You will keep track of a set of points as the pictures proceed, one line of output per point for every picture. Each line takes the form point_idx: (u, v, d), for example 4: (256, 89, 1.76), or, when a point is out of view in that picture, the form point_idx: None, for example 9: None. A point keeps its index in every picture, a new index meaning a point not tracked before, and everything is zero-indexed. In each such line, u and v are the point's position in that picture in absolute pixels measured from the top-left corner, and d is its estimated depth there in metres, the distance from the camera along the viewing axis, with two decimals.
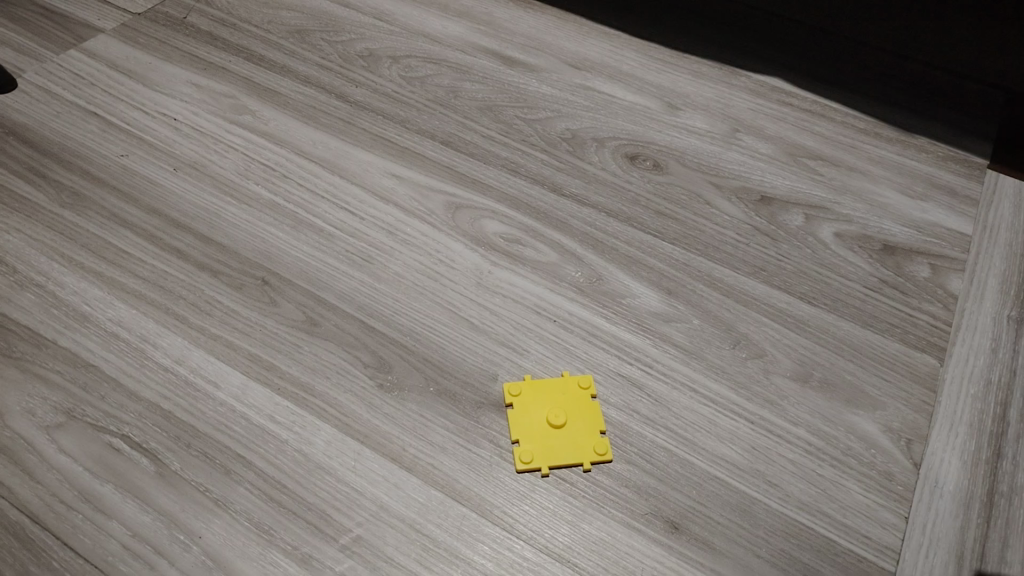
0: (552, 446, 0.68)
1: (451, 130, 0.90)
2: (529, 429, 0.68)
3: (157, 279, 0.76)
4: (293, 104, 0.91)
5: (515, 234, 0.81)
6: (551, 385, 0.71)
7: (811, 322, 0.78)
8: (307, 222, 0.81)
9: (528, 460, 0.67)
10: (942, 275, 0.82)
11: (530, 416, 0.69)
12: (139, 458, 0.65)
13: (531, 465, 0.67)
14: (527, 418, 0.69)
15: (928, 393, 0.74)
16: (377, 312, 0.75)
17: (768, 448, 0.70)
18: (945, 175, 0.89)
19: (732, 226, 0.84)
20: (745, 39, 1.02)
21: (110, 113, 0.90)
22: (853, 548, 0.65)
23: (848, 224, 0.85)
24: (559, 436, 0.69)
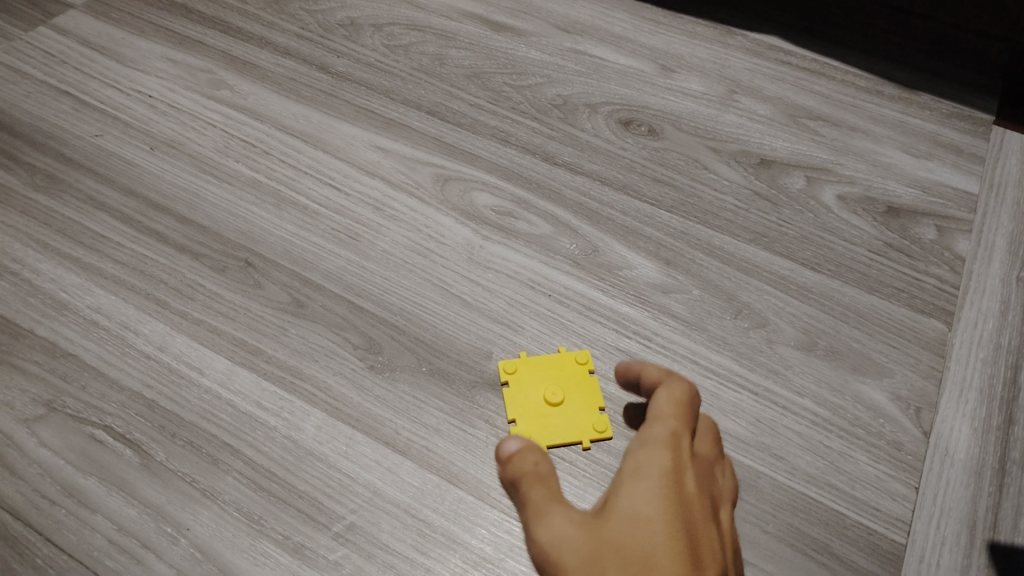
0: (549, 425, 0.66)
1: (437, 99, 0.86)
2: (525, 408, 0.66)
3: (136, 263, 0.74)
4: (273, 77, 0.88)
5: (507, 206, 0.78)
6: (547, 362, 0.69)
7: (815, 289, 0.75)
8: (291, 199, 0.78)
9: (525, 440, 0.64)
10: (948, 237, 0.79)
11: (526, 395, 0.67)
12: (123, 450, 0.63)
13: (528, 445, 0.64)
14: (522, 398, 0.67)
15: (936, 359, 0.72)
16: (366, 290, 0.72)
17: (772, 421, 0.68)
18: (950, 133, 0.86)
19: (732, 192, 0.81)
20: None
21: (83, 91, 0.86)
22: (861, 520, 0.64)
23: (850, 186, 0.82)
24: (557, 414, 0.66)
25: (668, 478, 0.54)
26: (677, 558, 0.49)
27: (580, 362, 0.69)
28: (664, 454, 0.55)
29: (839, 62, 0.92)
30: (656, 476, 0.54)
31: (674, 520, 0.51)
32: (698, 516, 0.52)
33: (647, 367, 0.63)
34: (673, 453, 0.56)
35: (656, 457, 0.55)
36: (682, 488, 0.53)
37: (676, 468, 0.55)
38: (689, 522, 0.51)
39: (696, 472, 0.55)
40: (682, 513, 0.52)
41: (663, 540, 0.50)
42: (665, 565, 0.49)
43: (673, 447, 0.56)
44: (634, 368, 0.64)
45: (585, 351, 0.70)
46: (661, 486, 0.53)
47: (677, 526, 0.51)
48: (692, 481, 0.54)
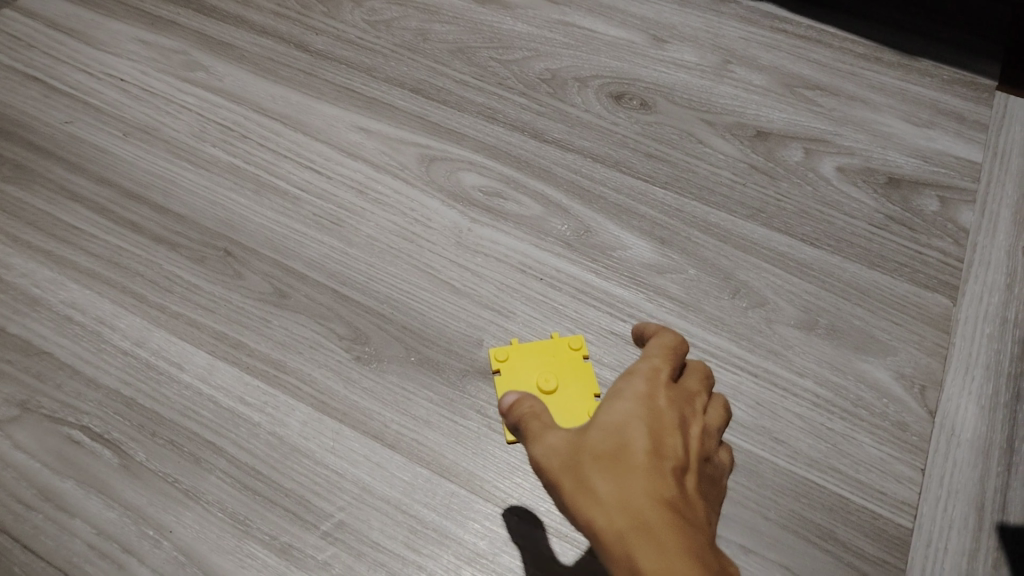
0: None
1: (421, 76, 0.83)
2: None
3: (111, 255, 0.71)
4: (249, 57, 0.84)
5: (495, 187, 0.76)
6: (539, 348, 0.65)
7: (814, 265, 0.73)
8: (271, 184, 0.75)
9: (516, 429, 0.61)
10: (951, 208, 0.76)
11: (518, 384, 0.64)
12: (101, 451, 0.61)
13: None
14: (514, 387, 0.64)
15: (941, 335, 0.70)
16: (351, 278, 0.70)
17: (773, 404, 0.66)
18: (952, 100, 0.83)
19: (727, 166, 0.78)
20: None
21: (51, 76, 0.83)
22: (865, 505, 0.62)
23: (850, 157, 0.79)
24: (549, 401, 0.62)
25: (645, 403, 0.45)
26: (651, 480, 0.41)
27: (573, 347, 0.66)
28: (644, 383, 0.46)
29: (838, 29, 0.88)
30: (633, 397, 0.45)
31: (647, 441, 0.43)
32: (675, 438, 0.44)
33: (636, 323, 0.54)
34: (652, 378, 0.47)
35: (634, 382, 0.46)
36: (659, 412, 0.45)
37: (655, 393, 0.46)
38: (666, 446, 0.43)
39: (681, 397, 0.46)
40: (657, 434, 0.43)
41: (637, 462, 0.42)
42: (638, 486, 0.40)
43: (652, 374, 0.47)
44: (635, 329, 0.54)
45: (579, 338, 0.67)
46: (636, 409, 0.45)
47: (651, 450, 0.42)
48: (675, 402, 0.46)
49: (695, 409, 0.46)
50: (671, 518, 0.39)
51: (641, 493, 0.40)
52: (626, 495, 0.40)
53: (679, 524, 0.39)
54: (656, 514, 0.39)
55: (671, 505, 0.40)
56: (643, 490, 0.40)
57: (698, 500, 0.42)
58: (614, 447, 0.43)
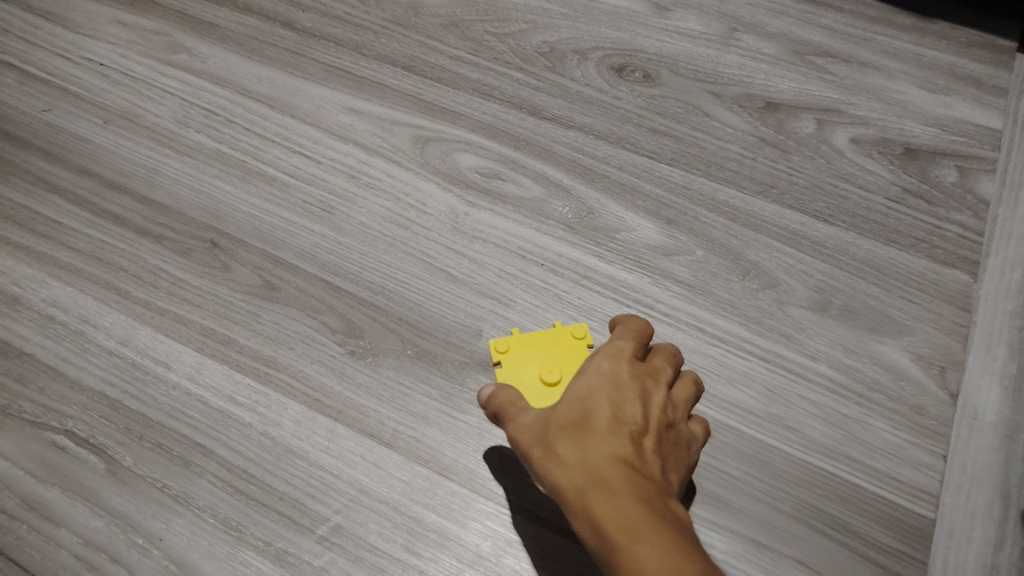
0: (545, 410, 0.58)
1: (412, 53, 0.78)
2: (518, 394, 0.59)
3: (93, 250, 0.68)
4: (233, 37, 0.79)
5: (492, 168, 0.72)
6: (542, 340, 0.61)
7: (828, 243, 0.69)
8: (258, 170, 0.72)
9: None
10: (972, 178, 0.73)
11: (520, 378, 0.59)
12: (87, 456, 0.59)
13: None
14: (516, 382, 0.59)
15: (962, 313, 0.66)
16: (342, 268, 0.67)
17: (786, 391, 0.63)
18: (971, 63, 0.79)
19: (736, 139, 0.74)
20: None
21: (28, 62, 0.79)
22: (884, 495, 0.59)
23: (865, 127, 0.75)
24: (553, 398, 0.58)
25: (609, 378, 0.52)
26: (609, 439, 0.48)
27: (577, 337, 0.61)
28: (610, 362, 0.54)
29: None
30: (599, 374, 0.53)
31: (609, 409, 0.50)
32: (635, 406, 0.51)
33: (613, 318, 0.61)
34: (616, 356, 0.54)
35: (601, 359, 0.54)
36: (622, 384, 0.52)
37: (620, 370, 0.53)
38: (627, 413, 0.50)
39: (644, 371, 0.54)
40: (618, 403, 0.51)
41: (598, 426, 0.49)
42: (597, 445, 0.48)
43: (618, 355, 0.54)
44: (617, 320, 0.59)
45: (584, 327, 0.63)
46: (601, 383, 0.52)
47: (612, 415, 0.50)
48: (637, 377, 0.53)
49: (658, 381, 0.54)
50: (623, 471, 0.46)
51: (599, 452, 0.48)
52: (587, 454, 0.48)
53: (630, 474, 0.46)
54: (611, 468, 0.46)
55: (624, 460, 0.47)
56: (602, 450, 0.48)
57: (654, 456, 0.49)
58: (580, 416, 0.50)
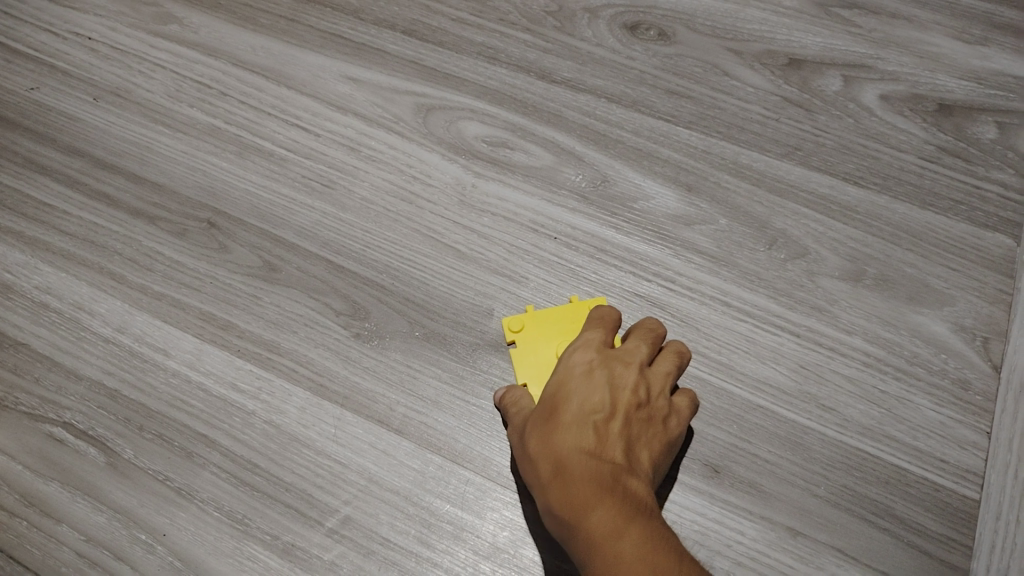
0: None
1: (412, 16, 0.74)
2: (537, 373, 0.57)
3: (86, 233, 0.65)
4: (224, 4, 0.75)
5: (500, 137, 0.68)
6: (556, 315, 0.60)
7: (860, 208, 0.65)
8: (254, 146, 0.68)
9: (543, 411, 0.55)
10: (1012, 135, 0.68)
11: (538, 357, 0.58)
12: (86, 449, 0.57)
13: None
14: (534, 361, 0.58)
15: (1004, 280, 0.62)
16: (345, 247, 0.63)
17: (818, 366, 0.59)
18: (1009, 11, 0.73)
19: (758, 100, 0.70)
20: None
21: (13, 38, 0.76)
22: (925, 475, 0.56)
23: (895, 83, 0.70)
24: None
25: (577, 365, 0.51)
26: (574, 429, 0.48)
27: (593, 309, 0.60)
28: (581, 350, 0.52)
29: None
30: (568, 363, 0.52)
31: (575, 397, 0.49)
32: (603, 390, 0.50)
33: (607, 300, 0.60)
34: (587, 343, 0.53)
35: (573, 346, 0.53)
36: (590, 371, 0.51)
37: (589, 355, 0.52)
38: (592, 399, 0.49)
39: (618, 352, 0.52)
40: (585, 392, 0.50)
41: (565, 416, 0.49)
42: (560, 438, 0.48)
43: (587, 341, 0.53)
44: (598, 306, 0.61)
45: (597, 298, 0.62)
46: (570, 370, 0.51)
47: (578, 403, 0.49)
48: (608, 359, 0.52)
49: (632, 359, 0.52)
50: (582, 460, 0.46)
51: (561, 443, 0.47)
52: (551, 446, 0.48)
53: (587, 463, 0.46)
54: (573, 459, 0.46)
55: (586, 449, 0.47)
56: (564, 441, 0.47)
57: (621, 438, 0.48)
58: (549, 408, 0.50)
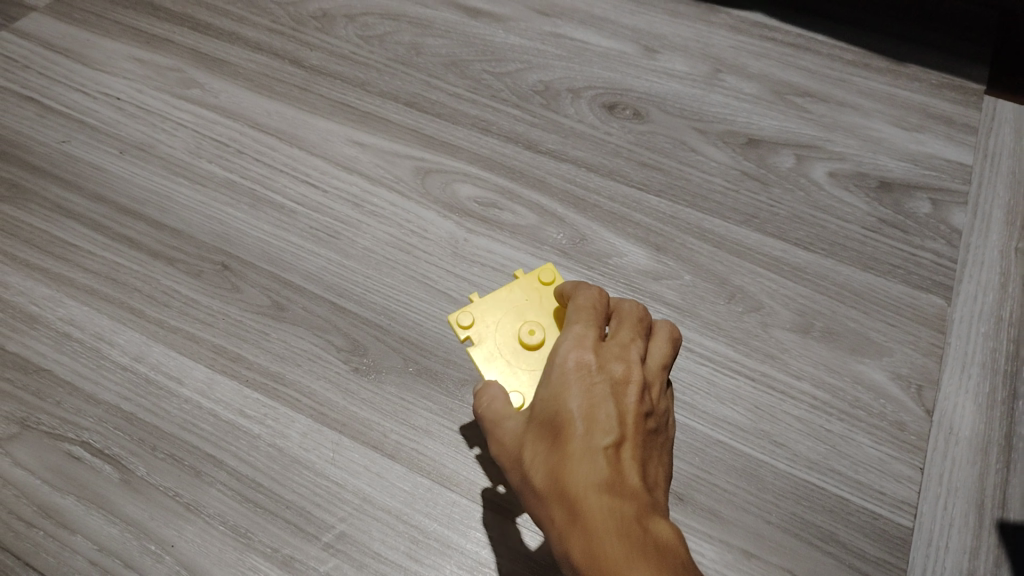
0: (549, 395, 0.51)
1: (414, 90, 0.82)
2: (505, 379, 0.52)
3: (109, 271, 0.71)
4: (244, 73, 0.83)
5: (490, 197, 0.76)
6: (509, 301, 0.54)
7: (809, 269, 0.73)
8: (266, 198, 0.75)
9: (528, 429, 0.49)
10: (944, 210, 0.76)
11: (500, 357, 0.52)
12: (102, 466, 0.61)
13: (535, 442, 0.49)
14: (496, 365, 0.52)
15: (937, 335, 0.70)
16: (347, 290, 0.70)
17: (771, 407, 0.66)
18: (941, 104, 0.82)
19: (720, 173, 0.78)
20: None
21: (48, 96, 0.83)
22: (866, 505, 0.62)
23: (841, 161, 0.79)
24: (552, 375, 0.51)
25: (574, 376, 0.46)
26: (584, 457, 0.43)
27: (546, 284, 0.55)
28: (575, 350, 0.47)
29: (828, 35, 0.87)
30: (562, 371, 0.47)
31: (580, 414, 0.45)
32: (608, 402, 0.45)
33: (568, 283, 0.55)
34: (579, 342, 0.48)
35: (562, 347, 0.48)
36: (591, 381, 0.46)
37: (586, 359, 0.47)
38: (599, 417, 0.44)
39: (613, 351, 0.48)
40: (590, 406, 0.45)
41: (571, 441, 0.44)
42: (571, 468, 0.43)
43: (580, 340, 0.48)
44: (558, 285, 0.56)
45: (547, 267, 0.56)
46: (569, 380, 0.46)
47: (582, 422, 0.44)
48: (605, 361, 0.47)
49: (632, 357, 0.47)
50: (603, 493, 0.41)
51: (573, 475, 0.42)
52: (560, 478, 0.43)
53: (606, 501, 0.41)
54: (588, 496, 0.41)
55: (603, 479, 0.42)
56: (576, 473, 0.42)
57: (634, 460, 0.44)
58: (550, 428, 0.45)
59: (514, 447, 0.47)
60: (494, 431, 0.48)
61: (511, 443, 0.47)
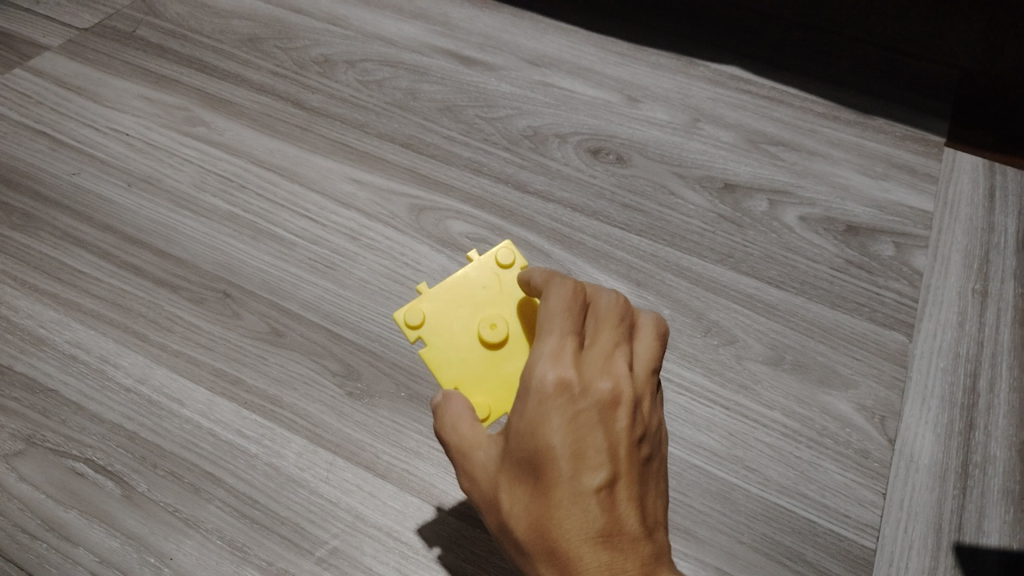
0: (506, 378, 0.54)
1: (410, 132, 0.87)
2: (460, 365, 0.55)
3: (114, 297, 0.74)
4: (247, 113, 0.88)
5: (480, 233, 0.80)
6: (464, 288, 0.57)
7: (781, 306, 0.77)
8: (266, 230, 0.79)
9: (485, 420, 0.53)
10: (907, 253, 0.80)
11: (455, 344, 0.55)
12: (105, 482, 0.65)
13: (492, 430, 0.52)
14: (450, 353, 0.55)
15: (899, 369, 0.74)
16: (343, 318, 0.73)
17: (745, 435, 0.70)
18: (905, 154, 0.87)
19: (698, 215, 0.83)
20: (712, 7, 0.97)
21: (58, 130, 0.87)
22: (832, 527, 0.66)
23: (811, 206, 0.84)
24: (509, 358, 0.55)
25: (558, 402, 0.45)
26: (574, 501, 0.44)
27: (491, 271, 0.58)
28: (555, 370, 0.46)
29: (800, 89, 0.92)
30: (543, 395, 0.46)
31: (567, 449, 0.44)
32: (595, 433, 0.45)
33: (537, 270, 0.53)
34: (559, 361, 0.47)
35: (542, 365, 0.47)
36: (577, 411, 0.45)
37: (570, 379, 0.46)
38: (588, 452, 0.44)
39: (596, 368, 0.47)
40: (577, 440, 0.45)
41: (558, 482, 0.44)
42: (562, 515, 0.43)
43: (560, 358, 0.47)
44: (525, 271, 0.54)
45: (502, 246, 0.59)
46: (552, 408, 0.45)
47: (570, 459, 0.44)
48: (590, 380, 0.46)
49: (617, 372, 0.47)
50: (598, 545, 0.43)
51: (565, 523, 0.43)
52: (550, 527, 0.43)
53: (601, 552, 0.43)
54: (583, 548, 0.43)
55: (597, 529, 0.43)
56: (567, 521, 0.43)
57: (627, 496, 0.45)
58: (533, 463, 0.45)
59: (493, 478, 0.47)
60: (469, 457, 0.48)
61: (488, 474, 0.47)
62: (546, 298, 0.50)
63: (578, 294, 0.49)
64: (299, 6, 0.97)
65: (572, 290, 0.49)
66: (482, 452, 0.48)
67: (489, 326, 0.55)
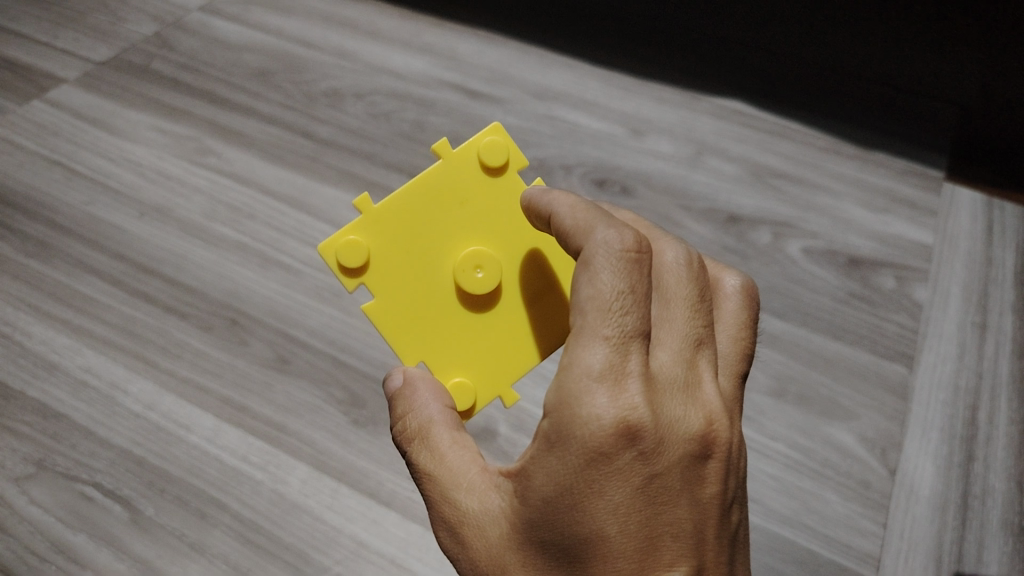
0: (486, 338, 0.52)
1: (418, 163, 0.89)
2: (433, 315, 0.51)
3: (126, 324, 0.76)
4: (257, 144, 0.89)
5: None
6: (436, 200, 0.51)
7: (784, 337, 0.77)
8: (275, 260, 0.80)
9: (469, 400, 0.50)
10: (908, 286, 0.81)
11: (424, 283, 0.51)
12: (113, 506, 0.68)
13: (471, 406, 0.50)
14: (412, 293, 0.51)
15: (900, 401, 0.74)
16: (349, 346, 0.74)
17: (748, 465, 0.71)
18: (905, 188, 0.88)
19: (701, 247, 0.84)
20: (707, 46, 0.97)
21: (73, 160, 0.89)
22: (833, 558, 0.67)
23: (814, 239, 0.84)
24: (494, 307, 0.52)
25: (622, 463, 0.37)
26: None
27: (474, 176, 0.52)
28: (612, 411, 0.37)
29: (803, 124, 0.92)
30: (603, 453, 0.37)
31: (628, 535, 0.37)
32: (667, 511, 0.38)
33: (565, 209, 0.44)
34: (618, 391, 0.38)
35: (598, 397, 0.37)
36: (643, 481, 0.38)
37: (639, 424, 0.37)
38: (658, 537, 0.38)
39: (672, 405, 0.39)
40: (644, 522, 0.38)
41: None
42: None
43: (619, 389, 0.38)
44: (554, 208, 0.45)
45: (485, 134, 0.52)
46: (612, 480, 0.37)
47: (636, 553, 0.37)
48: (666, 424, 0.39)
49: (700, 410, 0.40)
50: None
51: None
52: None
53: None
54: None
55: None
56: None
57: None
58: (575, 550, 0.38)
59: (499, 549, 0.40)
60: (460, 507, 0.41)
61: (491, 540, 0.40)
62: (596, 276, 0.40)
63: (635, 270, 0.40)
64: (309, 40, 0.99)
65: (627, 262, 0.40)
66: (479, 503, 0.41)
67: (470, 266, 0.50)
